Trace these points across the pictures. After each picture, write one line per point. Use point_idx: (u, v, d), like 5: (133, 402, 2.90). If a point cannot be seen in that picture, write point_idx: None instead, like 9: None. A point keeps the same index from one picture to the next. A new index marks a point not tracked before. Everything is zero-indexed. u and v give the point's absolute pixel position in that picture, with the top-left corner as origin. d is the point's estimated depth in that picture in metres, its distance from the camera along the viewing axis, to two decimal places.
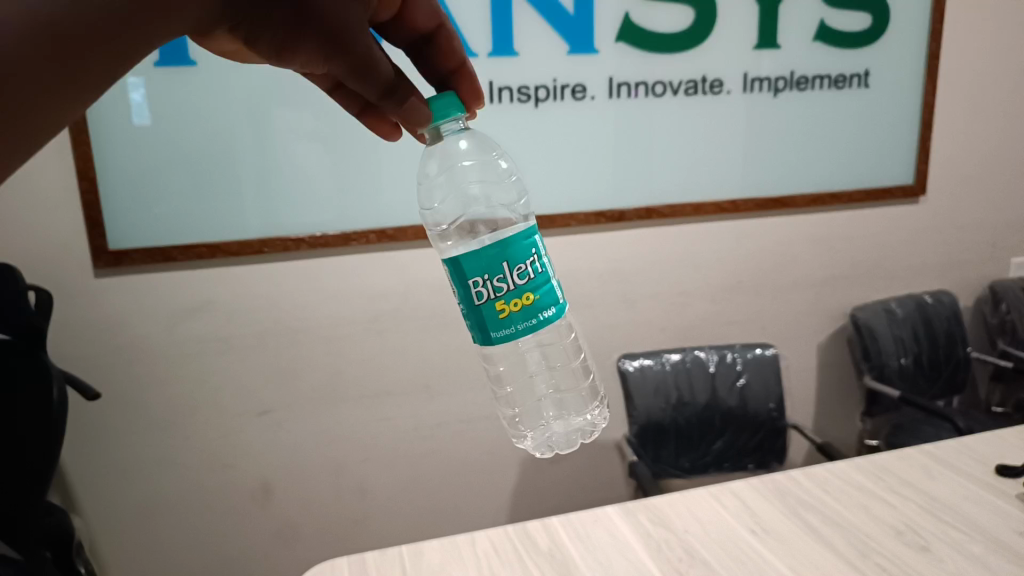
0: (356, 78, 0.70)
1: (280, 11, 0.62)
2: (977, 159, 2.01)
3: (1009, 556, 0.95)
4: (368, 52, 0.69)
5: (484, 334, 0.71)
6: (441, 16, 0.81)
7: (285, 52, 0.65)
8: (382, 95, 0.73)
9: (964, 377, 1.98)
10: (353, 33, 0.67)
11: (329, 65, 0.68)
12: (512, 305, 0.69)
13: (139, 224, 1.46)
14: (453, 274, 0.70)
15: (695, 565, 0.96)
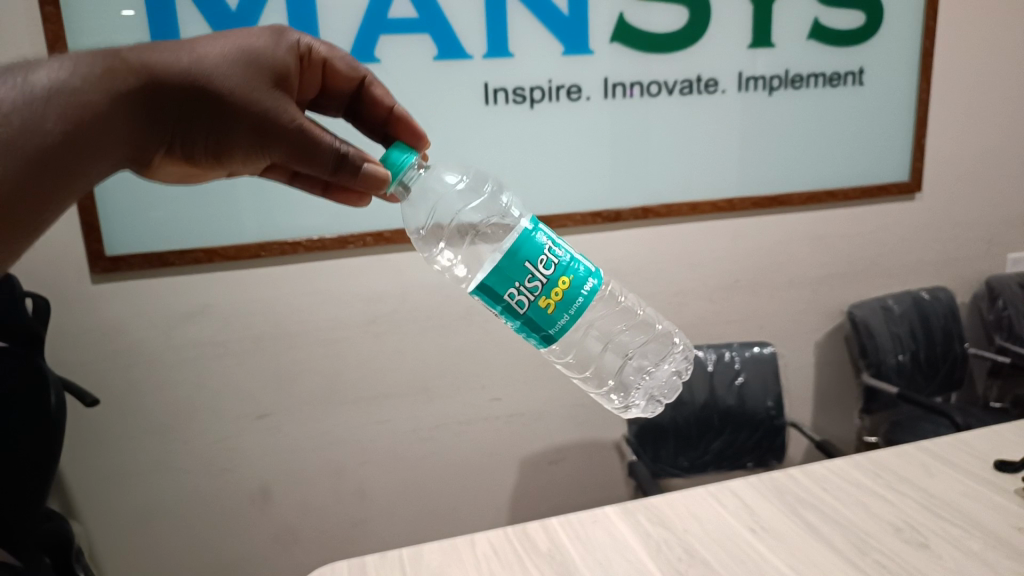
0: (300, 159, 0.72)
1: (201, 116, 0.69)
2: (972, 156, 2.02)
3: (1008, 551, 0.96)
4: (300, 129, 0.72)
5: (544, 337, 0.73)
6: (359, 69, 0.90)
7: (222, 152, 0.72)
8: (333, 169, 0.73)
9: (962, 373, 1.99)
10: (279, 117, 0.72)
11: (269, 154, 0.72)
12: (553, 298, 0.71)
13: (137, 230, 1.47)
14: (488, 298, 0.73)
15: (695, 564, 0.97)
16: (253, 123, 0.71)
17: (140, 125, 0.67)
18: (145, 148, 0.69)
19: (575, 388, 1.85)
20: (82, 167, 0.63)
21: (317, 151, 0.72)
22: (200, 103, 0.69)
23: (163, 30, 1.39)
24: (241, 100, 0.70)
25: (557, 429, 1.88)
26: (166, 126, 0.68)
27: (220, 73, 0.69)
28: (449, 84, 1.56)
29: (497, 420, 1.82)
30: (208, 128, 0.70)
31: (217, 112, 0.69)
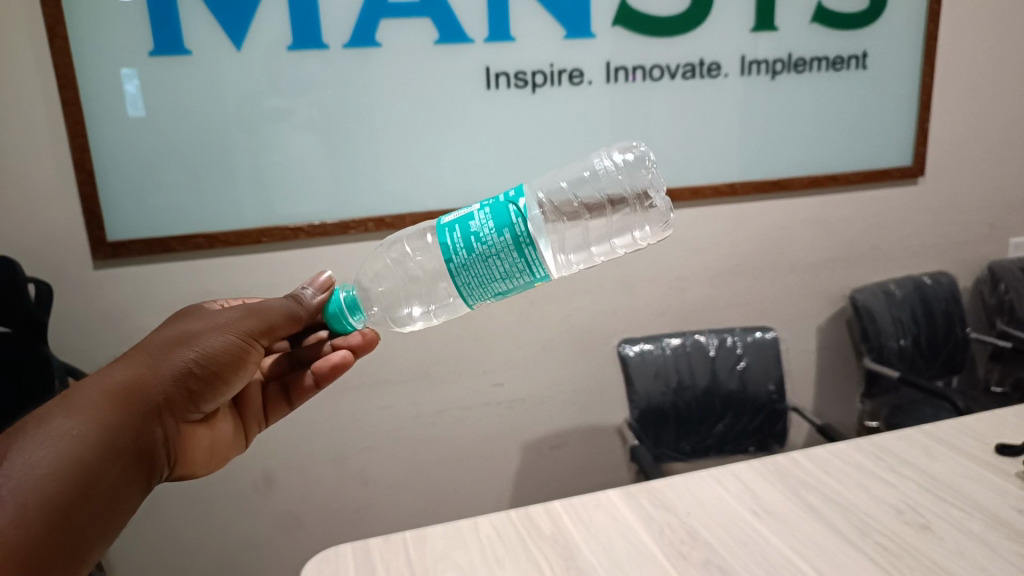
0: (272, 326, 0.84)
1: (173, 366, 0.78)
2: (976, 139, 2.01)
3: (1008, 533, 0.96)
4: (253, 308, 0.84)
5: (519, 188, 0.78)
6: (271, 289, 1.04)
7: (212, 374, 0.80)
8: (305, 316, 0.86)
9: (963, 357, 1.99)
10: (230, 315, 0.83)
11: (248, 342, 0.82)
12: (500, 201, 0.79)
13: (137, 217, 1.47)
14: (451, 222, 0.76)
15: (698, 546, 0.97)
16: (226, 338, 0.81)
17: (138, 416, 0.73)
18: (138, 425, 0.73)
19: (576, 373, 1.86)
20: (94, 478, 0.67)
21: (284, 316, 0.84)
22: (175, 364, 0.78)
23: (163, 15, 1.38)
24: (205, 337, 0.80)
25: (559, 414, 1.88)
26: (156, 405, 0.76)
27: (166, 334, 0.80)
28: (450, 69, 1.56)
29: (498, 405, 1.82)
30: (193, 376, 0.79)
31: (184, 361, 0.78)
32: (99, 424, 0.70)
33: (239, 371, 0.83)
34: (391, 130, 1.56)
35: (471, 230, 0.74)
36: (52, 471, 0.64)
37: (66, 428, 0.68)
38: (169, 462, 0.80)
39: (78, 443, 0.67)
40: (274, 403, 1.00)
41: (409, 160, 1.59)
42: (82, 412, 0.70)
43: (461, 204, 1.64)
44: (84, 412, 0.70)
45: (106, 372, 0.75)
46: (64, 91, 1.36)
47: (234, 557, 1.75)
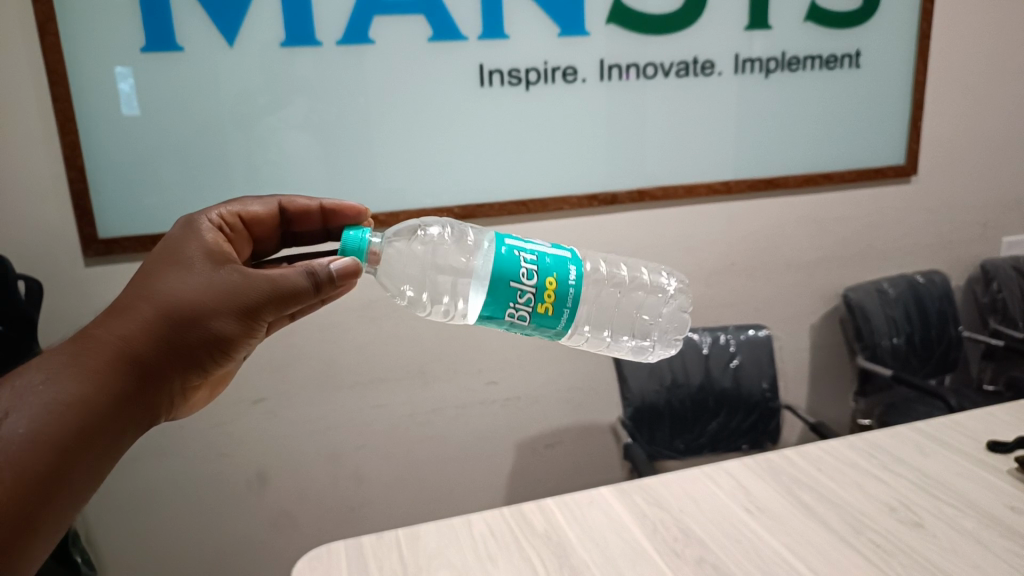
0: (284, 301, 0.77)
1: (178, 336, 0.74)
2: (969, 138, 2.01)
3: (1000, 530, 0.96)
4: (266, 280, 0.77)
5: (555, 332, 0.78)
6: (274, 201, 0.92)
7: (217, 345, 0.76)
8: (317, 297, 0.79)
9: (956, 355, 2.00)
10: (243, 285, 0.77)
11: (258, 315, 0.77)
12: (548, 301, 0.76)
13: (129, 215, 1.46)
14: (493, 323, 0.77)
15: (691, 544, 0.97)
16: (229, 314, 0.76)
17: (139, 384, 0.72)
18: (140, 394, 0.72)
19: (570, 372, 1.86)
20: (91, 447, 0.67)
21: (297, 294, 0.78)
22: (173, 335, 0.74)
23: (156, 12, 1.38)
24: (207, 309, 0.75)
25: (554, 412, 1.88)
26: (158, 373, 0.73)
27: (176, 294, 0.75)
28: (443, 67, 1.55)
29: (493, 404, 1.82)
30: (197, 348, 0.75)
31: (194, 332, 0.75)
32: (98, 395, 0.68)
33: (245, 339, 0.79)
34: (385, 128, 1.56)
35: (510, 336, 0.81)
36: (46, 443, 0.64)
37: (48, 405, 0.65)
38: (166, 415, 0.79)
39: (65, 425, 0.65)
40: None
41: (404, 157, 1.58)
42: (70, 386, 0.67)
43: (456, 202, 1.63)
44: (80, 384, 0.68)
45: (104, 332, 0.72)
46: (54, 87, 1.35)
47: (227, 556, 1.74)
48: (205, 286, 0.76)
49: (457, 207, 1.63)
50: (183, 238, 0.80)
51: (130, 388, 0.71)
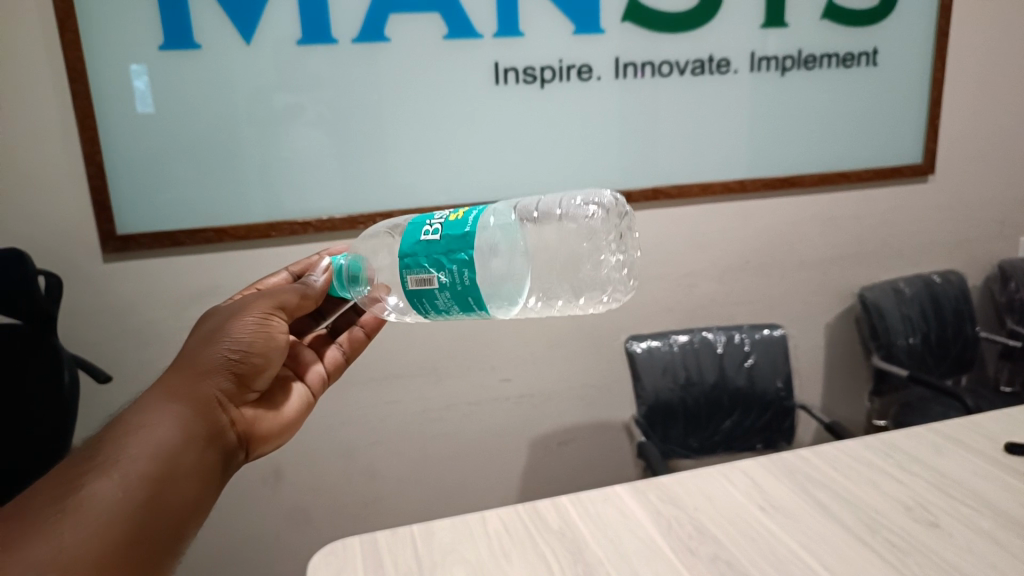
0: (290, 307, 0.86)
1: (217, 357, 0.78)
2: (987, 137, 2.00)
3: (1018, 530, 0.96)
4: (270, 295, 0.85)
5: (468, 235, 0.73)
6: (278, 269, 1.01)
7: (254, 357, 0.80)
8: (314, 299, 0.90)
9: (973, 355, 1.98)
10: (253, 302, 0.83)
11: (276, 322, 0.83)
12: (455, 214, 0.76)
13: (146, 212, 1.48)
14: (409, 251, 0.75)
15: (706, 542, 0.97)
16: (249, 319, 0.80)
17: (201, 402, 0.74)
18: (206, 411, 0.74)
19: (583, 370, 1.86)
20: (178, 459, 0.67)
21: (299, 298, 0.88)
22: (209, 359, 0.77)
23: (173, 10, 1.38)
24: (232, 325, 0.79)
25: (567, 410, 1.88)
26: (212, 394, 0.76)
27: (203, 335, 0.80)
28: (458, 65, 1.55)
29: (506, 401, 1.82)
30: (236, 364, 0.79)
31: (228, 350, 0.79)
32: (168, 413, 0.70)
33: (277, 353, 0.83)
34: (400, 126, 1.56)
35: (438, 282, 0.73)
36: (137, 457, 0.65)
37: (134, 435, 0.66)
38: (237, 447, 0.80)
39: (146, 439, 0.67)
40: (336, 365, 1.01)
41: (418, 155, 1.59)
42: (142, 416, 0.69)
43: (470, 199, 1.64)
44: (151, 411, 0.70)
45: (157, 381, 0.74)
46: (73, 84, 1.37)
47: (243, 551, 1.75)
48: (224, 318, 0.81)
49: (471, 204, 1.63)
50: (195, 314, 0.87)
51: (196, 405, 0.73)
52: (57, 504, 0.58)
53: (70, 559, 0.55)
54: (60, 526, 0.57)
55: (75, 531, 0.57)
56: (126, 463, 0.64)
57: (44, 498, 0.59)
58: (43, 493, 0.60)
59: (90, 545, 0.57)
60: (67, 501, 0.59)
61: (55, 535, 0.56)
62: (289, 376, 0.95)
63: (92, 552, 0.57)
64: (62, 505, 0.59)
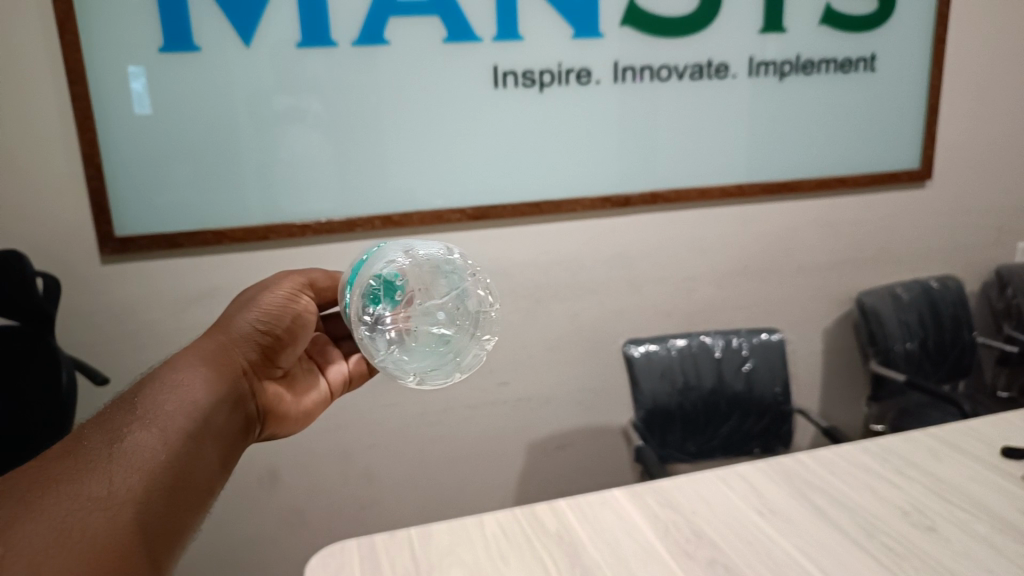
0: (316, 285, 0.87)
1: (244, 328, 0.81)
2: (984, 143, 2.00)
3: (1014, 535, 0.96)
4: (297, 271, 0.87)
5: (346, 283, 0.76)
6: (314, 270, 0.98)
7: (280, 329, 0.82)
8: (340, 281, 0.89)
9: (970, 361, 1.99)
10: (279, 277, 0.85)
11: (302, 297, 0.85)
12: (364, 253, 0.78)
13: (144, 213, 1.47)
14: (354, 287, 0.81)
15: (704, 545, 0.97)
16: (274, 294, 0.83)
17: (227, 369, 0.77)
18: (232, 377, 0.77)
19: (581, 374, 1.86)
20: (204, 419, 0.71)
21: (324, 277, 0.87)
22: (235, 330, 0.81)
23: (172, 12, 1.38)
24: (257, 298, 0.83)
25: (565, 413, 1.88)
26: (239, 363, 0.79)
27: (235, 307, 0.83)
28: (457, 68, 1.56)
29: (504, 405, 1.82)
30: (262, 335, 0.82)
31: (255, 321, 0.81)
32: (197, 374, 0.74)
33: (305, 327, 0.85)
34: (398, 129, 1.56)
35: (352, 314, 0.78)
36: (168, 413, 0.68)
37: (169, 392, 0.70)
38: (259, 417, 0.83)
39: (177, 397, 0.70)
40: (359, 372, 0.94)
41: (415, 158, 1.59)
42: (176, 377, 0.73)
43: (468, 202, 1.64)
44: (182, 372, 0.73)
45: (188, 348, 0.78)
46: (72, 85, 1.36)
47: (238, 554, 1.75)
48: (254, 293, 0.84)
49: (470, 207, 1.63)
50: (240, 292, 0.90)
51: (224, 369, 0.76)
52: (101, 451, 0.62)
53: (116, 500, 0.59)
54: (105, 472, 0.61)
55: (120, 475, 0.61)
56: (160, 418, 0.67)
57: (90, 445, 0.63)
58: (87, 439, 0.64)
59: (134, 489, 0.60)
60: (111, 448, 0.63)
61: (101, 478, 0.60)
62: (309, 361, 0.92)
63: (135, 496, 0.60)
64: (106, 452, 0.62)
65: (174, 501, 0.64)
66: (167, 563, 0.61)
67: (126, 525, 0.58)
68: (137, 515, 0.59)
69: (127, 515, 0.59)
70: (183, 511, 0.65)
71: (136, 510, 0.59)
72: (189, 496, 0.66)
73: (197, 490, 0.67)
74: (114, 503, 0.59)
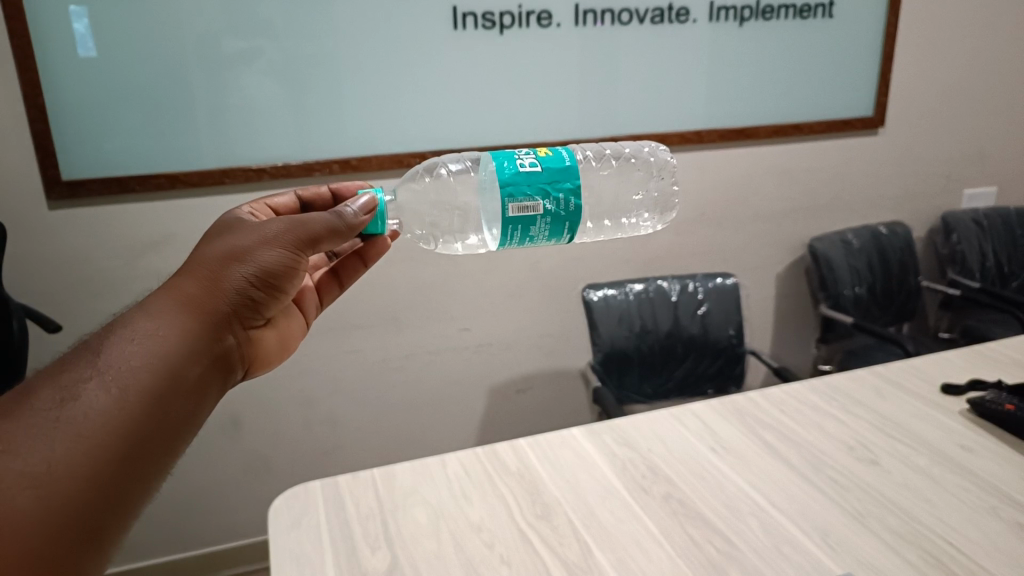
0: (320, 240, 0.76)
1: (231, 278, 0.72)
2: (937, 91, 2.04)
3: (950, 466, 1.02)
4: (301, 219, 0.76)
5: (570, 170, 0.76)
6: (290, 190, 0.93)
7: (270, 283, 0.74)
8: (350, 234, 0.77)
9: (915, 305, 2.06)
10: (278, 225, 0.75)
11: (299, 253, 0.75)
12: (540, 151, 0.78)
13: (94, 158, 1.43)
14: (522, 184, 0.74)
15: (659, 481, 1.01)
16: (273, 251, 0.74)
17: (208, 322, 0.70)
18: (210, 332, 0.70)
19: (542, 319, 1.88)
20: (173, 381, 0.64)
21: (328, 229, 0.75)
22: (221, 279, 0.72)
23: None
24: (251, 250, 0.73)
25: (525, 358, 1.91)
26: (222, 315, 0.71)
27: (223, 244, 0.73)
28: (415, 9, 1.52)
29: (465, 350, 1.84)
30: (251, 289, 0.73)
31: (242, 273, 0.72)
32: (173, 328, 0.66)
33: (295, 280, 0.76)
34: (355, 72, 1.53)
35: (549, 210, 0.75)
36: (130, 377, 0.61)
37: (134, 348, 0.63)
38: (242, 366, 0.76)
39: (146, 355, 0.63)
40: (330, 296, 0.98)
41: (373, 102, 1.56)
42: (148, 329, 0.65)
43: (428, 147, 1.62)
44: (155, 322, 0.66)
45: (167, 286, 0.70)
46: (11, 22, 1.30)
47: (201, 500, 1.75)
48: (247, 235, 0.74)
49: (429, 151, 1.62)
50: (238, 213, 0.79)
51: (200, 324, 0.69)
52: (47, 414, 0.57)
53: (51, 479, 0.54)
54: (45, 438, 0.55)
55: (59, 447, 0.55)
56: (119, 379, 0.61)
57: (36, 402, 0.57)
58: (36, 395, 0.58)
59: (71, 466, 0.55)
60: (57, 413, 0.57)
61: (38, 448, 0.55)
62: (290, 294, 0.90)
63: (71, 476, 0.55)
64: (52, 416, 0.57)
65: (121, 476, 0.58)
66: (103, 543, 0.57)
67: (55, 508, 0.54)
68: (68, 497, 0.55)
69: (60, 496, 0.54)
70: (132, 486, 0.59)
71: (74, 490, 0.55)
72: (142, 468, 0.60)
73: (153, 461, 0.61)
74: (49, 482, 0.54)
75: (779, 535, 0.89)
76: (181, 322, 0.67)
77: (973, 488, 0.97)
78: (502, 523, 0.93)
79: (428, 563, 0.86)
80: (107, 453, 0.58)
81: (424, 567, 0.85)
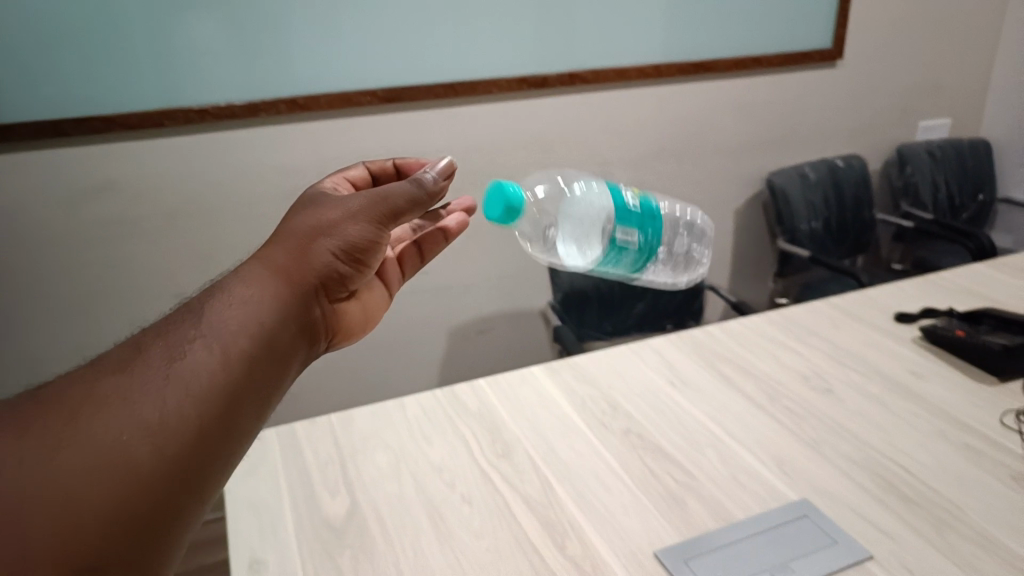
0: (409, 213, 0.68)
1: (317, 245, 0.65)
2: (893, 22, 2.03)
3: (902, 393, 1.04)
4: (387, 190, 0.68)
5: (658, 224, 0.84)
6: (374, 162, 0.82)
7: (357, 255, 0.67)
8: (431, 203, 0.69)
9: (869, 237, 2.09)
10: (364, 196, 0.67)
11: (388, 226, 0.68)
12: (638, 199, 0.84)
13: (22, 101, 1.35)
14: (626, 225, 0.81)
15: (619, 416, 1.01)
16: (361, 223, 0.66)
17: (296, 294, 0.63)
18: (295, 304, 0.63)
19: (501, 260, 1.86)
20: (259, 350, 0.58)
21: (413, 202, 0.67)
22: (304, 248, 0.65)
23: None
24: (338, 219, 0.66)
25: (485, 299, 1.90)
26: (309, 286, 0.65)
27: (309, 212, 0.67)
28: None
29: (425, 293, 1.82)
30: (338, 262, 0.66)
31: (330, 243, 0.65)
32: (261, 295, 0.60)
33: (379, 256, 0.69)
34: (299, 5, 1.46)
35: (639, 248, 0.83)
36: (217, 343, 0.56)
37: (219, 315, 0.57)
38: (323, 342, 0.69)
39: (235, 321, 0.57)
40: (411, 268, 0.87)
41: (320, 38, 1.49)
42: (235, 297, 0.59)
43: (379, 84, 1.57)
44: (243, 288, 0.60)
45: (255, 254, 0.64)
46: None
47: None
48: (334, 203, 0.67)
49: (380, 89, 1.56)
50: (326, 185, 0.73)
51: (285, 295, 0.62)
52: (127, 382, 0.52)
53: (130, 448, 0.49)
54: (123, 405, 0.50)
55: (135, 416, 0.50)
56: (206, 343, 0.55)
57: (123, 368, 0.52)
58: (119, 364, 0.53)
59: (151, 436, 0.50)
60: (139, 379, 0.52)
61: (118, 414, 0.50)
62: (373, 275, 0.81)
63: (150, 447, 0.49)
64: (131, 386, 0.51)
65: (205, 450, 0.52)
66: (177, 521, 0.51)
67: (125, 490, 0.48)
68: (147, 470, 0.49)
69: (137, 469, 0.49)
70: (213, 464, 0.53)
71: (155, 457, 0.49)
72: (222, 447, 0.54)
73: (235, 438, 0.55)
74: (127, 451, 0.48)
75: (737, 464, 0.91)
76: (267, 292, 0.61)
77: (924, 413, 0.99)
78: (463, 464, 0.92)
79: (389, 505, 0.86)
80: (192, 422, 0.52)
81: (384, 509, 0.85)
